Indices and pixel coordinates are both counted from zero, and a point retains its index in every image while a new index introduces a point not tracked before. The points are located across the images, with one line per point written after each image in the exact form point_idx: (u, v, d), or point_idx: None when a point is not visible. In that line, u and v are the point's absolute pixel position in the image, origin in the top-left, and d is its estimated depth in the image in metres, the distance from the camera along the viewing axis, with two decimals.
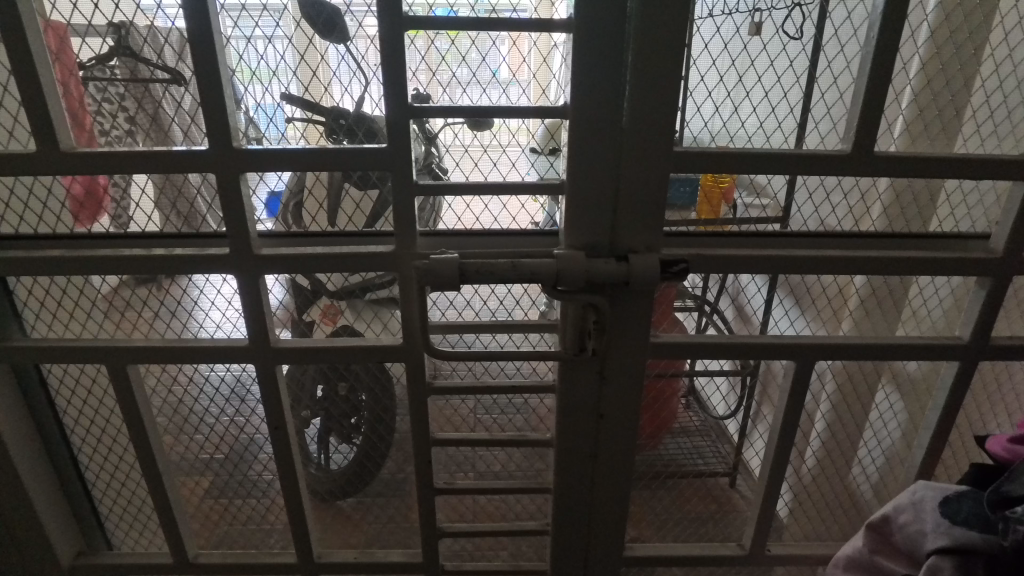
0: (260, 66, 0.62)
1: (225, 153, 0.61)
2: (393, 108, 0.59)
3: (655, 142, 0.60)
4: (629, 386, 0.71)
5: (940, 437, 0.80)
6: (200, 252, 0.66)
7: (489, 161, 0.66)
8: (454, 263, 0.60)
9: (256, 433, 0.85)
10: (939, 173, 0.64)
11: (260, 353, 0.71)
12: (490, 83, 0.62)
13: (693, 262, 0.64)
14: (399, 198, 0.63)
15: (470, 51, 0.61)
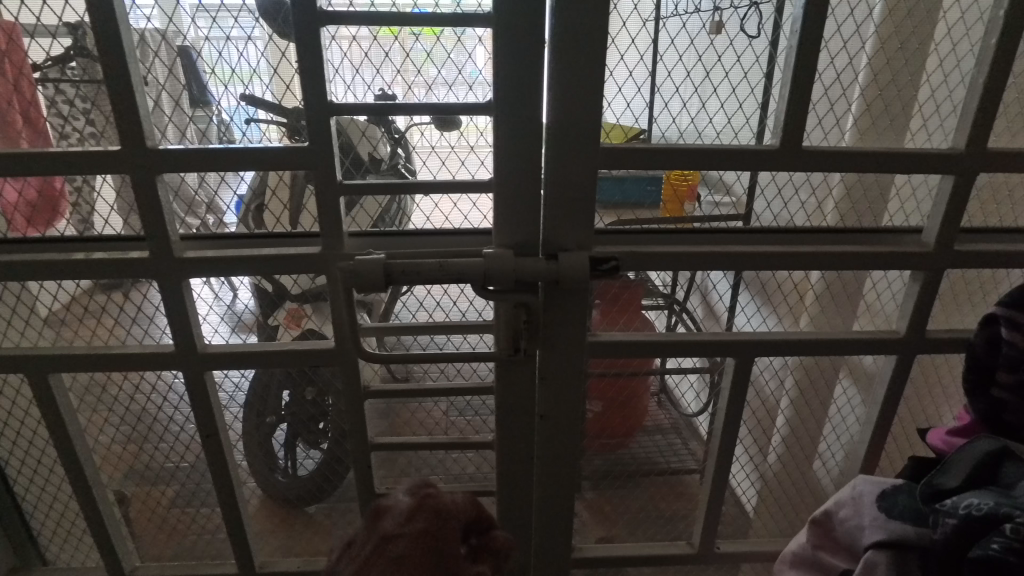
0: (239, 65, 0.60)
1: (139, 154, 0.60)
2: (311, 103, 0.59)
3: (580, 140, 0.60)
4: (567, 385, 0.71)
5: (882, 431, 0.80)
6: (119, 256, 0.64)
7: (468, 162, 0.64)
8: (378, 264, 0.59)
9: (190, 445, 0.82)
10: (869, 167, 0.64)
11: (188, 358, 0.70)
12: (469, 83, 0.60)
13: (622, 261, 0.65)
14: (324, 197, 0.62)
15: (454, 52, 0.60)
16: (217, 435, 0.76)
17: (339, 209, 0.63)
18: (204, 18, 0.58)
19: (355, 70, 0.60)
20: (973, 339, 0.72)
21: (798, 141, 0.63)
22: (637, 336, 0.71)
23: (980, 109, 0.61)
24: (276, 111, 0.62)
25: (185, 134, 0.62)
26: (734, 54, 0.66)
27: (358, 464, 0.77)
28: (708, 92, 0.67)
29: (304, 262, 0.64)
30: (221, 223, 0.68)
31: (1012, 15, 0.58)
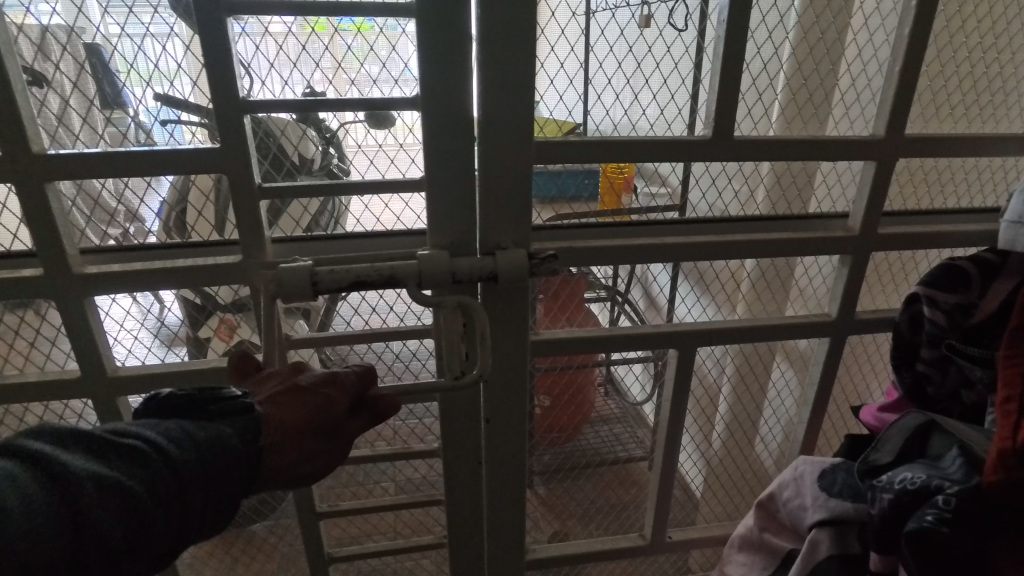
0: (149, 63, 0.56)
1: (23, 160, 0.54)
2: (219, 100, 0.54)
3: (513, 133, 0.58)
4: (510, 386, 0.69)
5: (818, 410, 0.83)
6: (4, 276, 0.58)
7: (407, 158, 0.62)
8: (303, 272, 0.55)
9: None
10: (797, 155, 0.65)
11: (96, 384, 0.64)
12: (402, 78, 0.58)
13: (559, 256, 0.64)
14: (240, 202, 0.58)
15: (388, 53, 0.57)
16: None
17: (259, 213, 0.59)
18: (118, 10, 0.54)
19: (268, 66, 0.57)
20: (898, 319, 0.75)
21: (729, 131, 0.63)
22: (579, 333, 0.71)
23: (898, 97, 0.63)
24: (197, 111, 0.58)
25: (77, 136, 0.57)
26: (656, 46, 0.67)
27: (295, 480, 0.73)
28: (641, 83, 0.67)
29: (223, 272, 0.61)
30: (143, 232, 0.63)
31: (924, 5, 0.60)
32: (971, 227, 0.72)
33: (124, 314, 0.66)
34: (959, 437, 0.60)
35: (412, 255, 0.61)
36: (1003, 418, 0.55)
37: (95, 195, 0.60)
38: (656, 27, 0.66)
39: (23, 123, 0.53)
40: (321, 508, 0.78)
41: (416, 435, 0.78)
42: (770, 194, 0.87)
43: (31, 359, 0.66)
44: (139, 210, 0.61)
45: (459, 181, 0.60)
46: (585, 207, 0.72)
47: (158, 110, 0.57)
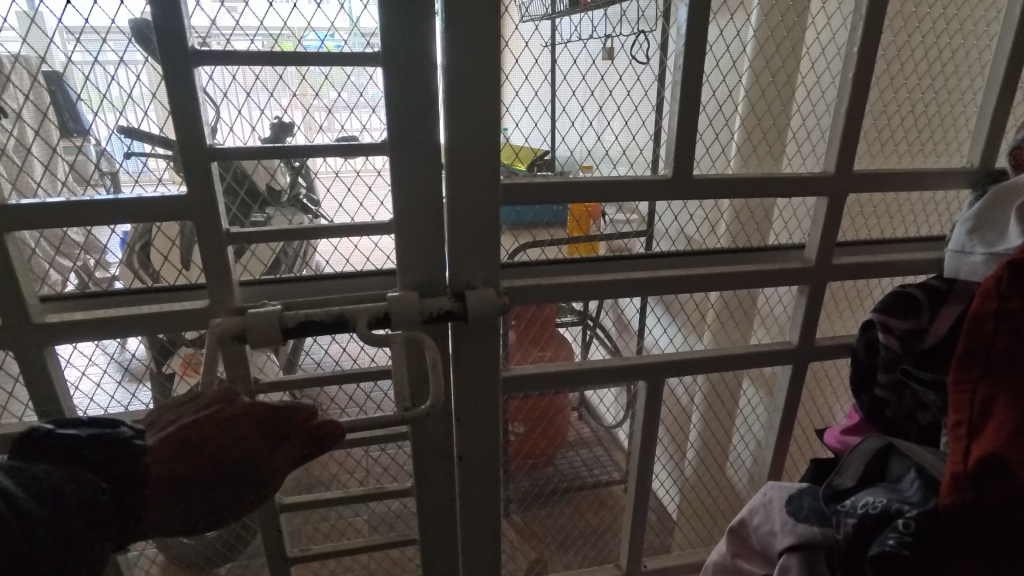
0: (113, 90, 0.55)
1: None
2: (185, 146, 0.54)
3: (481, 174, 0.60)
4: (483, 423, 0.69)
5: (785, 434, 0.85)
6: None
7: (367, 190, 0.63)
8: (271, 317, 0.55)
9: None
10: (753, 192, 0.68)
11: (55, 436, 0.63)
12: (365, 107, 0.58)
13: (529, 293, 0.65)
14: (207, 247, 0.58)
15: (344, 83, 0.58)
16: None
17: (227, 258, 0.59)
18: (70, 41, 0.53)
19: (236, 110, 0.57)
20: (855, 344, 0.77)
21: (689, 169, 0.65)
22: (550, 368, 0.71)
23: (846, 135, 0.67)
24: (161, 143, 0.58)
25: (40, 183, 0.57)
26: (621, 88, 0.70)
27: (264, 525, 0.72)
28: (612, 112, 0.70)
29: (188, 317, 0.60)
30: (103, 265, 0.61)
31: (864, 52, 0.64)
32: (918, 256, 0.76)
33: (91, 355, 0.65)
34: (917, 460, 0.62)
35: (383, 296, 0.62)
36: (954, 443, 0.57)
37: (59, 240, 0.59)
38: (616, 59, 0.70)
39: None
40: (291, 552, 0.77)
41: (392, 473, 0.78)
42: (731, 228, 0.90)
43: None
44: (103, 245, 0.61)
45: (427, 220, 0.60)
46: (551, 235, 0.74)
47: (121, 144, 0.58)
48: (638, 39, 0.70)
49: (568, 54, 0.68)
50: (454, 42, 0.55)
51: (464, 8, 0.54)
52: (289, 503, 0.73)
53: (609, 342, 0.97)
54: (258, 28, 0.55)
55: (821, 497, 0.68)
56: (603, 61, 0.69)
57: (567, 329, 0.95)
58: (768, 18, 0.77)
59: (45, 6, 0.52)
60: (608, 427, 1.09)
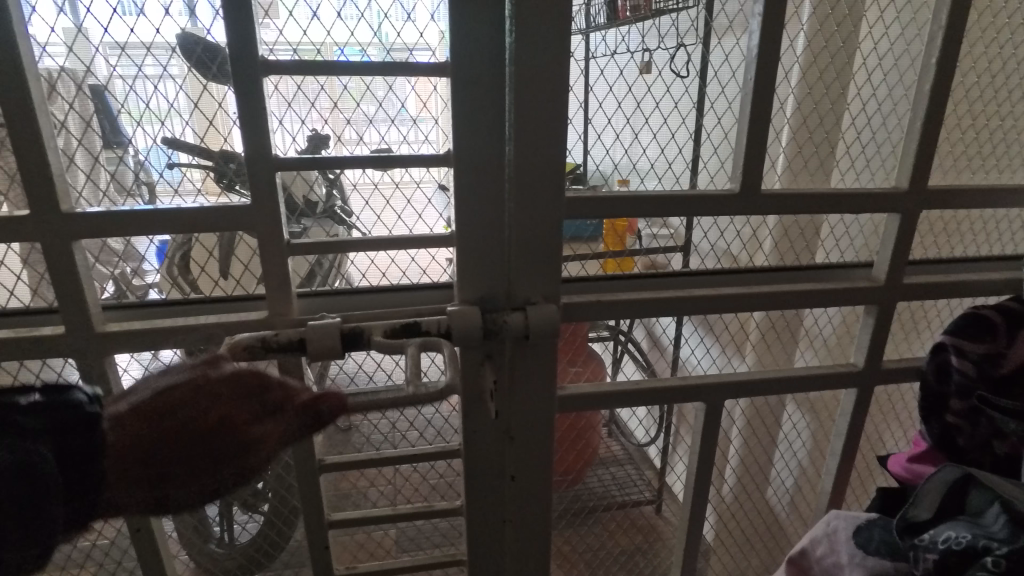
0: (150, 105, 0.56)
1: (54, 218, 0.54)
2: (250, 156, 0.54)
3: (545, 186, 0.58)
4: (537, 442, 0.68)
5: (846, 461, 0.80)
6: (29, 334, 0.57)
7: (402, 199, 0.64)
8: (333, 329, 0.54)
9: (117, 535, 0.75)
10: (820, 208, 0.65)
11: None
12: (399, 119, 0.59)
13: (590, 310, 0.64)
14: (270, 256, 0.58)
15: (385, 94, 0.59)
16: (148, 528, 0.71)
17: (287, 268, 0.59)
18: (113, 54, 0.54)
19: (299, 120, 0.57)
20: (925, 366, 0.73)
21: (756, 184, 0.63)
22: (606, 387, 0.69)
23: (920, 150, 0.64)
24: (198, 154, 0.58)
25: (104, 193, 0.57)
26: (663, 99, 0.69)
27: (313, 539, 0.71)
28: (652, 124, 0.69)
29: (247, 327, 0.60)
30: (140, 274, 0.63)
31: (942, 64, 0.61)
32: (994, 278, 0.72)
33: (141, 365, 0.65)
34: (999, 491, 0.58)
35: (440, 309, 0.61)
36: None
37: (98, 248, 0.60)
38: (658, 72, 0.69)
39: (51, 179, 0.53)
40: (337, 567, 0.76)
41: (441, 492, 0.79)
42: (778, 244, 0.87)
43: None
44: (140, 253, 0.62)
45: (488, 232, 0.59)
46: (590, 247, 0.71)
47: (165, 153, 0.58)
48: (679, 52, 0.71)
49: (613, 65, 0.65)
50: (515, 53, 0.53)
51: (525, 12, 0.52)
52: (338, 518, 0.72)
53: (641, 356, 0.90)
54: (289, 50, 0.55)
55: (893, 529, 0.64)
56: (645, 76, 0.68)
57: (602, 346, 0.88)
58: (819, 37, 0.76)
59: (115, 17, 0.52)
60: (642, 446, 1.03)
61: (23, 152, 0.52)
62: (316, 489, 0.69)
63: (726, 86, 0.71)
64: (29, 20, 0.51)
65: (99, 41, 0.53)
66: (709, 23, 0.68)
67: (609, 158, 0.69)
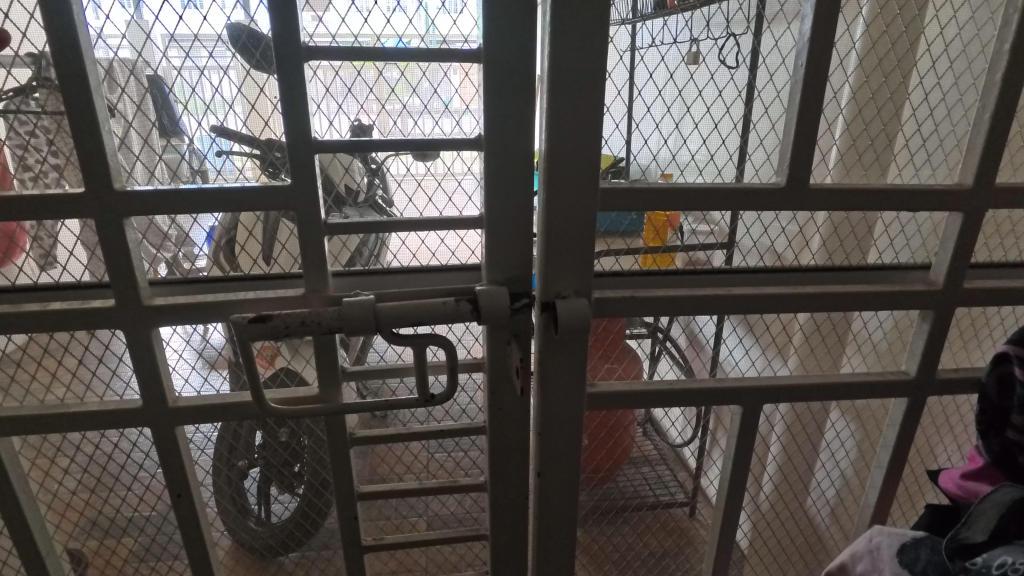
0: (194, 96, 0.56)
1: (103, 195, 0.55)
2: (292, 141, 0.55)
3: (583, 176, 0.56)
4: (564, 438, 0.66)
5: (894, 475, 0.75)
6: (80, 306, 0.59)
7: (444, 195, 0.62)
8: (365, 308, 0.54)
9: (161, 500, 0.77)
10: (875, 205, 0.61)
11: (155, 413, 0.66)
12: (442, 113, 0.58)
13: (626, 305, 0.61)
14: (306, 237, 0.59)
15: (421, 83, 0.58)
16: (188, 495, 0.72)
17: (324, 250, 0.60)
18: (175, 49, 0.54)
19: (337, 106, 0.57)
20: (984, 378, 0.68)
21: (805, 179, 0.59)
22: (638, 387, 0.66)
23: (989, 142, 0.59)
24: (247, 143, 0.59)
25: (154, 173, 0.59)
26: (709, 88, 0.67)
27: (341, 516, 0.72)
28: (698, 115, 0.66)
29: (284, 304, 0.61)
30: (189, 256, 0.64)
31: (1017, 51, 0.56)
32: None
33: (186, 343, 0.67)
34: None
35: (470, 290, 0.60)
36: None
37: (146, 228, 0.60)
38: (702, 63, 0.67)
39: (106, 160, 0.54)
40: (365, 539, 0.76)
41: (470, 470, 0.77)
42: (827, 244, 0.83)
43: (92, 388, 0.68)
44: (188, 235, 0.63)
45: (523, 218, 0.58)
46: (626, 242, 0.69)
47: (212, 142, 0.58)
48: (728, 42, 0.70)
49: (658, 52, 0.62)
50: (558, 42, 0.52)
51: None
52: (367, 497, 0.72)
53: (679, 355, 0.93)
54: (329, 40, 0.54)
55: (942, 551, 0.60)
56: (689, 67, 0.66)
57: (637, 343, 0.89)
58: (877, 26, 0.72)
59: (166, 7, 0.53)
60: (675, 446, 1.08)
61: (78, 136, 0.53)
62: (346, 466, 0.70)
63: (774, 73, 0.67)
64: (90, 9, 0.52)
65: (153, 30, 0.53)
66: (760, 11, 0.65)
67: (649, 150, 0.65)
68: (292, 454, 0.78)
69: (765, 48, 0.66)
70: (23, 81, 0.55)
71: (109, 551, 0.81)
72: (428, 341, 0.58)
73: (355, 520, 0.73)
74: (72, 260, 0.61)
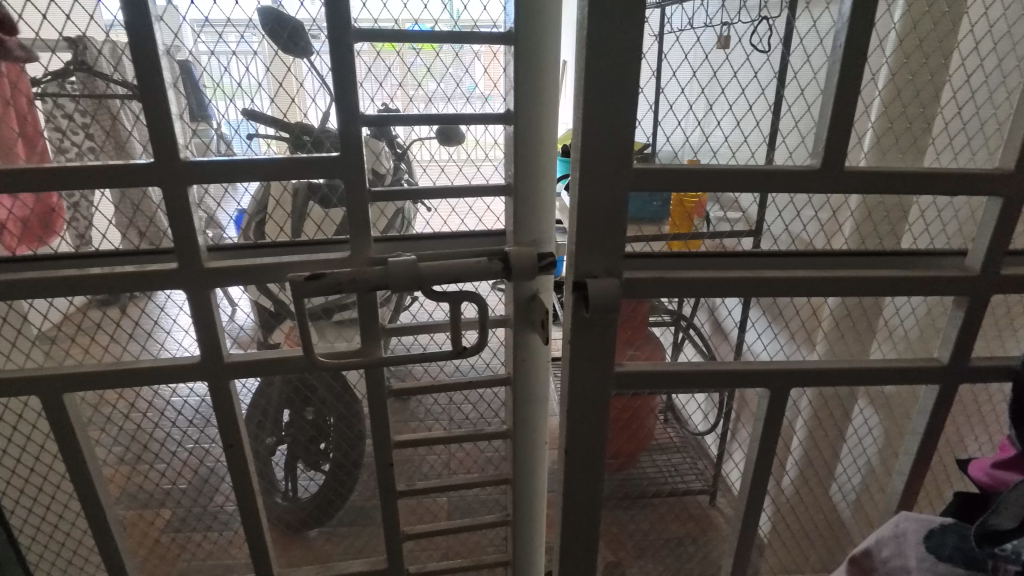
0: (224, 78, 0.59)
1: (168, 164, 0.57)
2: (342, 116, 0.58)
3: (618, 153, 0.55)
4: (592, 417, 0.66)
5: (923, 464, 0.74)
6: (138, 271, 0.61)
7: (467, 175, 0.68)
8: (409, 268, 0.59)
9: (216, 461, 0.81)
10: (912, 189, 0.60)
11: (212, 370, 0.68)
12: (467, 97, 0.64)
13: (656, 287, 0.61)
14: (356, 204, 0.61)
15: (452, 64, 0.63)
16: (241, 445, 0.73)
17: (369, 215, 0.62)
18: (209, 35, 0.57)
19: (377, 84, 0.62)
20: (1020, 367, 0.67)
21: (841, 162, 0.58)
22: (665, 368, 0.66)
23: None
24: (273, 125, 0.63)
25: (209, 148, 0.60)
26: (743, 69, 0.66)
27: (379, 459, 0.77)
28: (732, 95, 0.66)
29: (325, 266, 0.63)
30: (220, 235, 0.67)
31: None
32: None
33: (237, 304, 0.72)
34: None
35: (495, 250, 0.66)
36: None
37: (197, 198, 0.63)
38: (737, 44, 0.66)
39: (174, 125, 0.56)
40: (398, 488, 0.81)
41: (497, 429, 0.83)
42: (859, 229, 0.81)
43: (138, 354, 0.71)
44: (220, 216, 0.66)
45: (535, 184, 0.65)
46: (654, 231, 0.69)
47: (248, 125, 0.61)
48: (760, 26, 0.68)
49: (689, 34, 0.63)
50: (599, 24, 0.51)
51: None
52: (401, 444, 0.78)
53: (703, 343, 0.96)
54: (373, 23, 0.58)
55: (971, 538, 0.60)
56: (722, 49, 0.65)
57: (661, 330, 0.91)
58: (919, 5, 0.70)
59: None
60: (696, 434, 1.03)
61: (146, 109, 0.55)
62: (384, 414, 0.75)
63: (812, 54, 0.65)
64: None
65: (203, 13, 0.56)
66: None
67: (680, 131, 0.65)
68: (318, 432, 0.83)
69: (801, 29, 0.65)
70: (66, 62, 0.59)
71: (151, 516, 0.84)
72: (463, 298, 0.63)
73: (391, 473, 0.78)
74: (126, 234, 0.64)
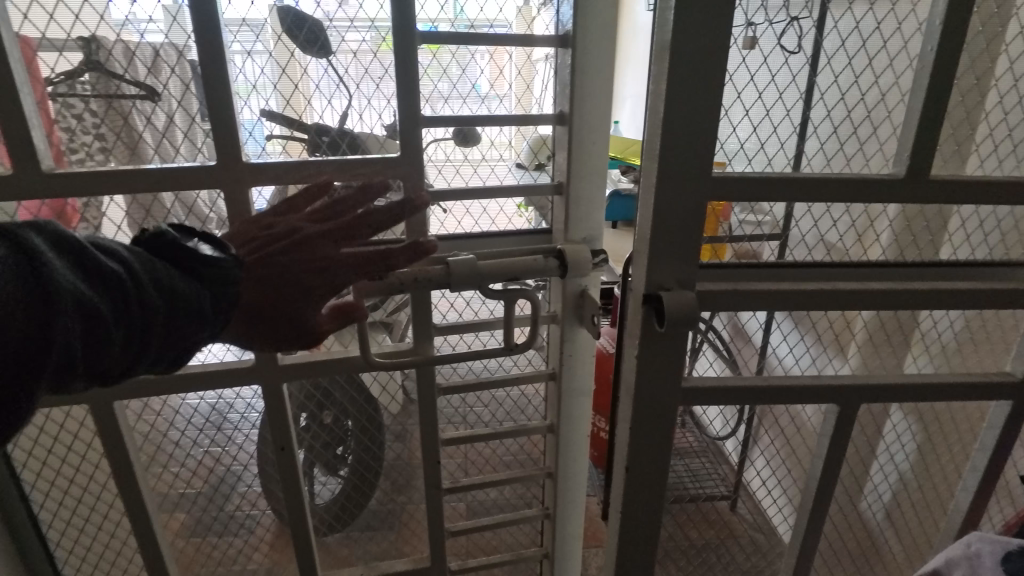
0: (241, 79, 0.67)
1: (232, 163, 0.66)
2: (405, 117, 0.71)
3: (696, 160, 0.53)
4: (657, 434, 0.64)
5: (988, 481, 0.72)
6: None
7: (475, 173, 0.84)
8: (470, 267, 0.70)
9: (234, 463, 0.85)
10: (998, 198, 0.57)
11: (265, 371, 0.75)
12: (471, 95, 0.78)
13: (730, 300, 0.58)
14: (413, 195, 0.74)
15: (450, 64, 0.75)
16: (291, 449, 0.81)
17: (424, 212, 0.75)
18: (237, 29, 0.65)
19: (376, 86, 0.71)
20: None
21: (925, 170, 0.55)
22: (733, 383, 0.64)
23: None
24: (283, 123, 0.70)
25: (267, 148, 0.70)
26: (761, 73, 0.63)
27: (428, 436, 0.89)
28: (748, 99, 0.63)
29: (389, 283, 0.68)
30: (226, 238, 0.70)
31: None
32: None
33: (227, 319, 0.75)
34: None
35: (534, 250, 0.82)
36: None
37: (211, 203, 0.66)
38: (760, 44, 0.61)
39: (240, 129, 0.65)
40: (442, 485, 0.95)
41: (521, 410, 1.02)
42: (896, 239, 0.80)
43: None
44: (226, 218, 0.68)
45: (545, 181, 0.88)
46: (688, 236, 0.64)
47: (263, 126, 0.69)
48: (790, 27, 0.61)
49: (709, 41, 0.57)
50: (675, 26, 0.49)
51: None
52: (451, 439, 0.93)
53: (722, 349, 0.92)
54: (370, 24, 0.68)
55: None
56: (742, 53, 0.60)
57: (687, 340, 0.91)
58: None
59: None
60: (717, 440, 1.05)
61: (212, 114, 0.64)
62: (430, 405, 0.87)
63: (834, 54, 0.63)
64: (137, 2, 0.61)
65: (224, 13, 0.64)
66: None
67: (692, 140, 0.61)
68: (338, 436, 0.89)
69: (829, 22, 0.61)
70: (75, 65, 0.64)
71: None
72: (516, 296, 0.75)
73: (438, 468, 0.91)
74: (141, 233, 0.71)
